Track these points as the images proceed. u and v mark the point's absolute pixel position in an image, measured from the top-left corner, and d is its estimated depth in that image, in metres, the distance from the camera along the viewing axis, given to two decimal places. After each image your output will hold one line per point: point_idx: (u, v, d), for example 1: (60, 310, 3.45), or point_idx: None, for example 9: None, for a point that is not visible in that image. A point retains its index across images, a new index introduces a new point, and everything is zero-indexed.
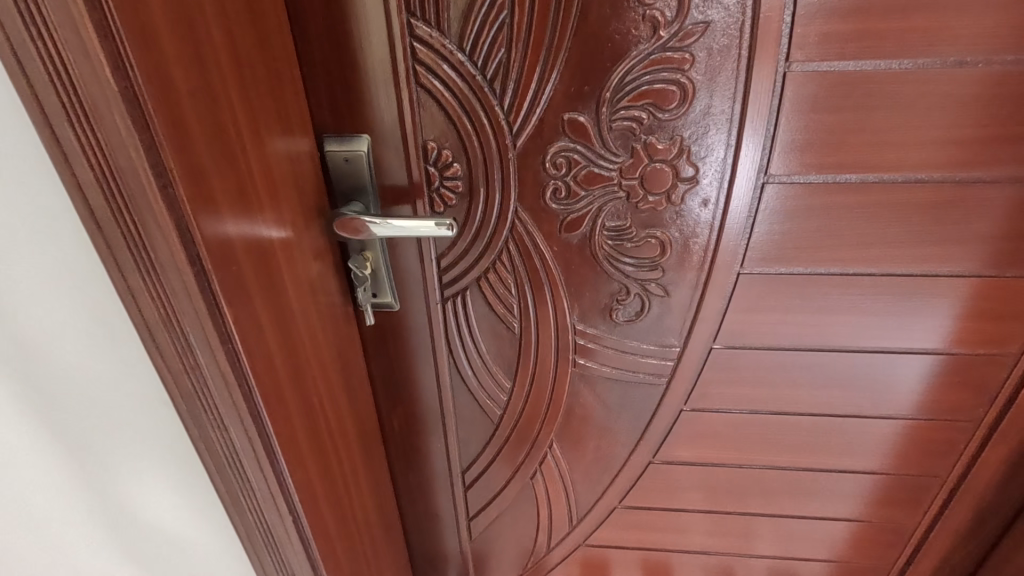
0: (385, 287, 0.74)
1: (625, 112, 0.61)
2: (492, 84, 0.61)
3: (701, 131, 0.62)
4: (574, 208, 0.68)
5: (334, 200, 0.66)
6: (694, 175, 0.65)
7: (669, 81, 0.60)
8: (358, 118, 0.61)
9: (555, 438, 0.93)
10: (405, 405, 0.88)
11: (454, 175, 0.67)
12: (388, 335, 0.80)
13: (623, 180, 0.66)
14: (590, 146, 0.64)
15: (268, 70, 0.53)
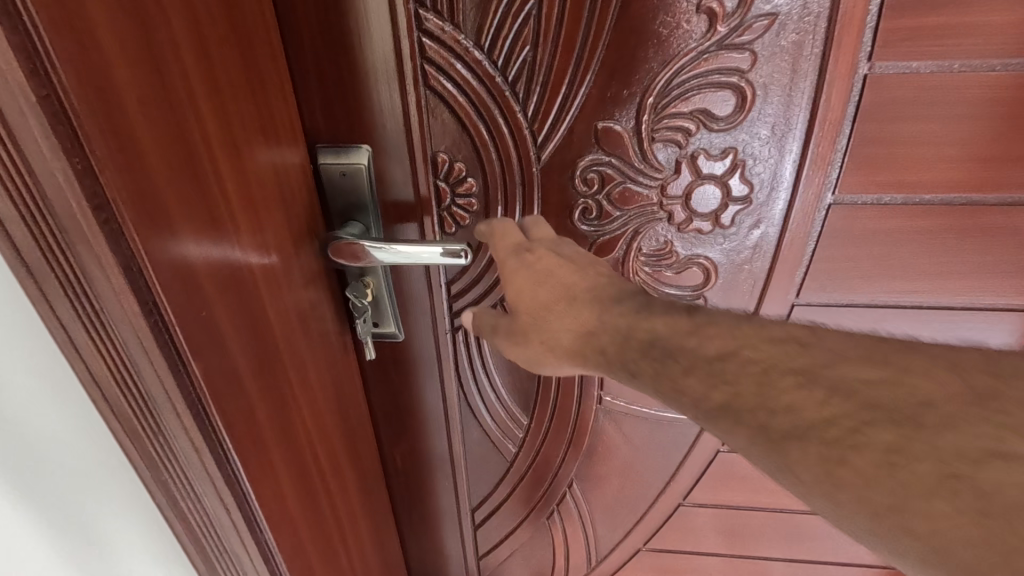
0: (387, 316, 0.65)
1: (670, 121, 0.52)
2: (513, 87, 0.52)
3: (758, 145, 0.53)
4: (606, 229, 0.59)
5: (330, 220, 0.57)
6: (749, 193, 0.56)
7: (725, 84, 0.50)
8: (356, 126, 0.52)
9: (575, 476, 0.84)
10: (410, 442, 0.79)
11: (467, 192, 0.58)
12: (391, 368, 0.71)
13: (663, 199, 0.57)
14: (627, 159, 0.55)
15: (249, 70, 0.44)
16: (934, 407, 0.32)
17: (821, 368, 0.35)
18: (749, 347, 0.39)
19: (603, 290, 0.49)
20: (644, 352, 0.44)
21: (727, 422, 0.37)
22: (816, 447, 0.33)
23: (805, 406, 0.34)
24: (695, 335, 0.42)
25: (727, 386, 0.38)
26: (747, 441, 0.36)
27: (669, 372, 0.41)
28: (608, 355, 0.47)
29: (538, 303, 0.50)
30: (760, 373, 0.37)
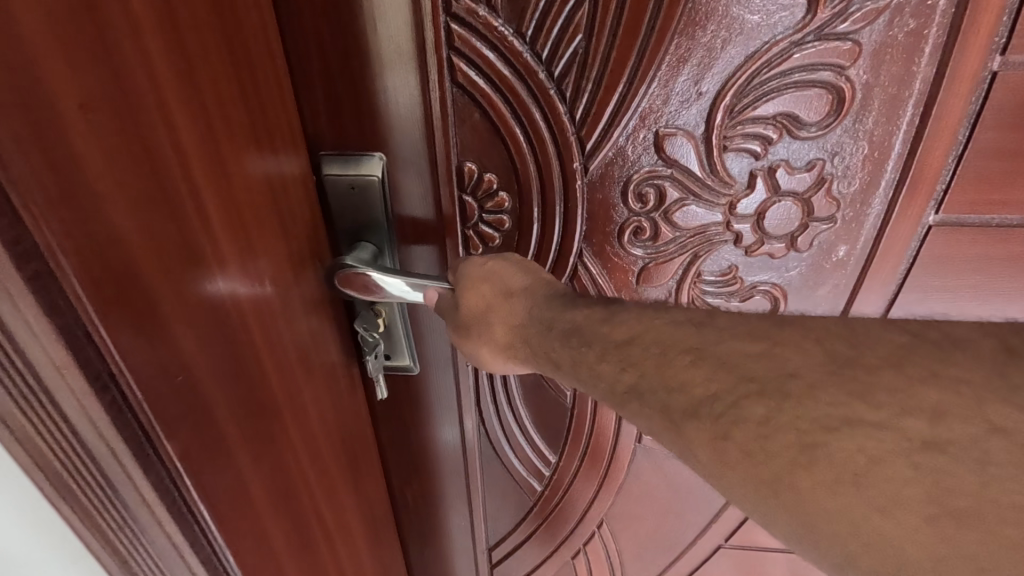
0: (401, 348, 0.57)
1: (747, 127, 0.43)
2: (559, 85, 0.43)
3: (852, 154, 0.44)
4: (659, 252, 0.50)
5: (336, 241, 0.48)
6: (834, 211, 0.47)
7: (818, 83, 0.41)
8: (369, 130, 0.43)
9: (605, 517, 0.76)
10: (423, 481, 0.71)
11: (498, 208, 0.49)
12: (403, 403, 0.62)
13: (731, 218, 0.48)
14: (690, 171, 0.46)
15: (241, 65, 0.34)
16: (804, 376, 0.26)
17: (712, 345, 0.29)
18: (653, 329, 0.32)
19: (552, 292, 0.40)
20: (562, 340, 0.36)
21: (631, 404, 0.30)
22: (707, 425, 0.27)
23: (694, 383, 0.28)
24: (606, 320, 0.34)
25: (624, 366, 0.31)
26: (641, 418, 0.30)
27: (578, 357, 0.34)
28: (531, 348, 0.39)
29: (482, 306, 0.41)
30: (655, 353, 0.30)
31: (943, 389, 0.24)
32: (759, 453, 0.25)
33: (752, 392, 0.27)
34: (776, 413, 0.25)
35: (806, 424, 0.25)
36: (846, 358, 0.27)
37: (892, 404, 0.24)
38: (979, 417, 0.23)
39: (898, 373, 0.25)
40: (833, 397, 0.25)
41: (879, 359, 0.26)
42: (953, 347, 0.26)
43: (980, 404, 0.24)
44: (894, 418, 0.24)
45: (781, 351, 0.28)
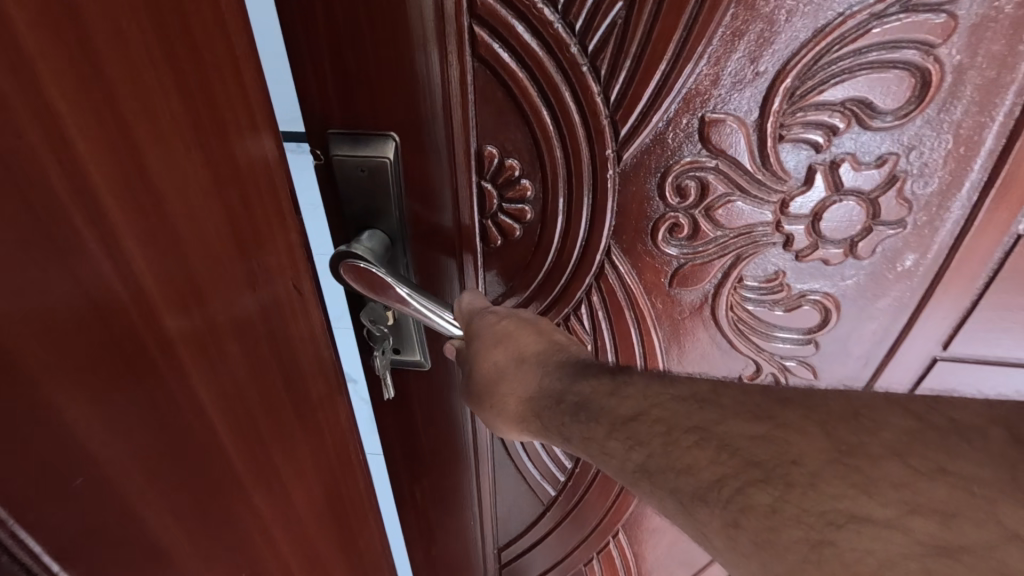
0: (412, 343, 0.53)
1: (811, 113, 0.38)
2: (593, 62, 0.38)
3: (929, 147, 0.38)
4: (697, 252, 0.45)
5: (346, 225, 0.45)
6: (903, 212, 0.41)
7: (901, 64, 0.35)
8: (379, 108, 0.39)
9: (621, 526, 0.72)
10: (432, 481, 0.67)
11: (520, 198, 0.45)
12: (411, 401, 0.59)
13: (783, 219, 0.42)
14: (738, 162, 0.40)
15: (176, 45, 0.25)
16: (806, 463, 0.25)
17: (715, 424, 0.29)
18: (657, 405, 0.32)
19: (563, 359, 0.39)
20: (572, 416, 0.36)
21: (642, 483, 0.30)
22: (716, 511, 0.27)
23: (699, 466, 0.28)
24: (613, 393, 0.34)
25: (632, 444, 0.31)
26: (657, 499, 0.30)
27: (591, 435, 0.34)
28: (544, 424, 0.38)
29: (491, 371, 0.41)
30: (661, 433, 0.30)
31: (949, 485, 0.23)
32: (769, 546, 0.24)
33: (755, 479, 0.26)
34: (782, 502, 0.25)
35: (811, 516, 0.24)
36: (848, 444, 0.25)
37: (893, 496, 0.23)
38: (991, 521, 0.22)
39: (900, 463, 0.24)
40: (837, 487, 0.24)
41: (884, 448, 0.25)
42: (959, 437, 0.24)
43: (988, 506, 0.22)
44: (899, 515, 0.23)
45: (783, 434, 0.27)
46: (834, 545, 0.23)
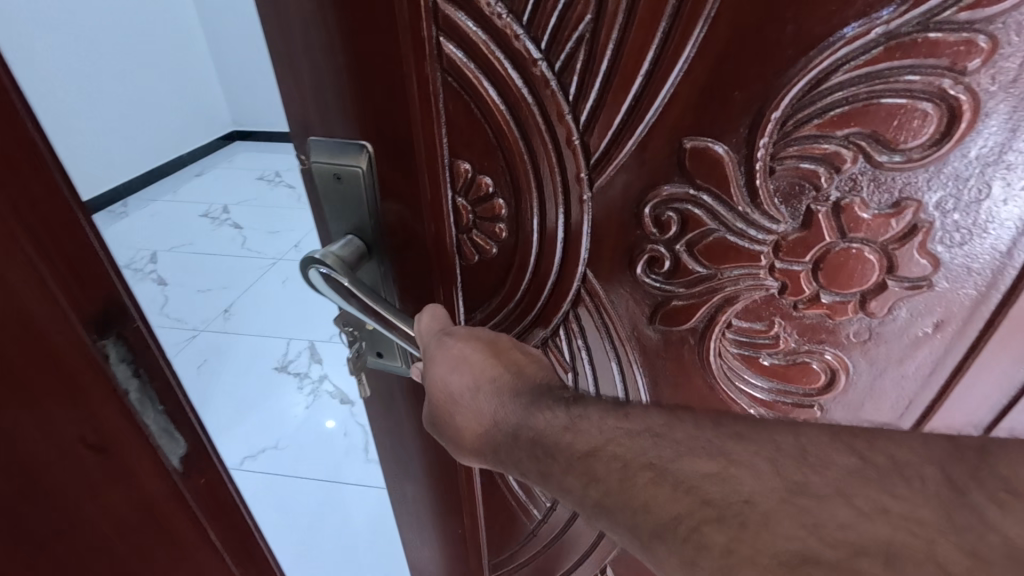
0: (393, 348, 0.52)
1: (807, 148, 0.34)
2: (560, 77, 0.36)
3: (950, 191, 0.34)
4: (680, 291, 0.41)
5: (326, 230, 0.45)
6: (922, 268, 0.37)
7: (914, 94, 0.31)
8: (353, 115, 0.39)
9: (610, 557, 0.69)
10: (420, 487, 0.66)
11: (494, 215, 0.43)
12: (399, 405, 0.58)
13: (775, 263, 0.38)
14: (724, 196, 0.37)
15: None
16: (759, 503, 0.22)
17: (669, 460, 0.25)
18: (612, 440, 0.27)
19: (523, 389, 0.33)
20: (529, 454, 0.30)
21: (601, 520, 0.26)
22: (673, 550, 0.23)
23: (655, 504, 0.24)
24: (568, 427, 0.29)
25: (588, 481, 0.27)
26: (617, 535, 0.26)
27: (547, 472, 0.29)
28: (503, 460, 0.33)
29: (445, 395, 0.36)
30: (618, 469, 0.26)
31: (894, 528, 0.20)
32: None
33: (704, 517, 0.23)
34: (737, 542, 0.21)
35: (764, 557, 0.20)
36: (797, 487, 0.22)
37: (845, 541, 0.20)
38: (929, 559, 0.19)
39: (845, 504, 0.21)
40: (791, 529, 0.21)
41: (829, 486, 0.22)
42: (899, 479, 0.22)
43: (926, 545, 0.19)
44: (851, 556, 0.19)
45: (737, 472, 0.24)
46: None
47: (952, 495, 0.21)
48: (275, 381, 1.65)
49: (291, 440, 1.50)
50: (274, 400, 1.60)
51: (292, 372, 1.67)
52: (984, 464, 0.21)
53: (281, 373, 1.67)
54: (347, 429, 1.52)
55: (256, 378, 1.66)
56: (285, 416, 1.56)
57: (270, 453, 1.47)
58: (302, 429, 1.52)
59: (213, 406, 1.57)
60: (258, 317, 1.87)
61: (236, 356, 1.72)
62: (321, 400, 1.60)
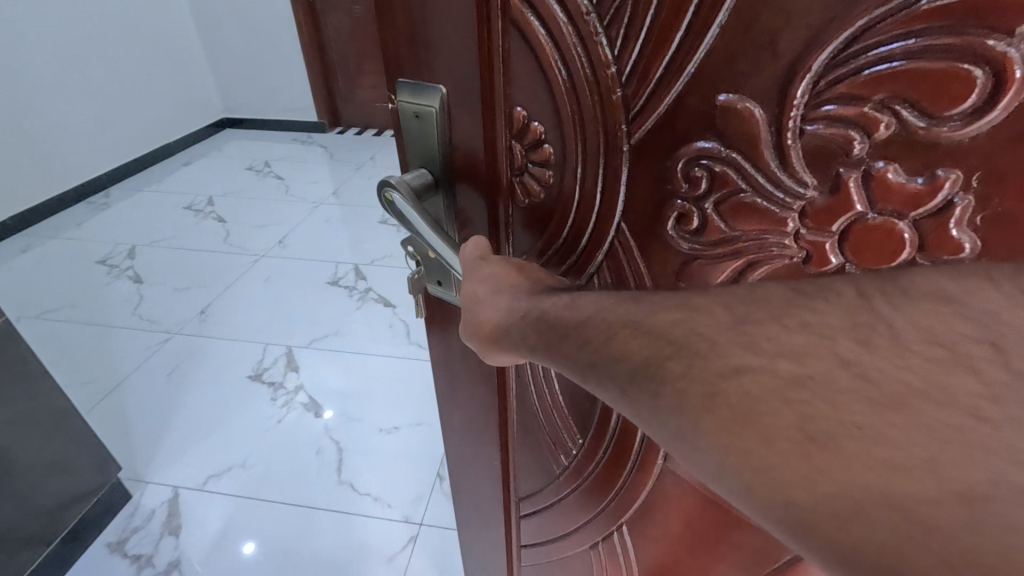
0: (450, 279, 0.60)
1: (833, 112, 0.32)
2: (608, 31, 0.39)
3: (1004, 169, 0.29)
4: (705, 251, 0.42)
5: (409, 162, 0.54)
6: (966, 251, 0.32)
7: (959, 59, 0.28)
8: (433, 61, 0.46)
9: (618, 529, 0.68)
10: (462, 408, 0.74)
11: (543, 160, 0.48)
12: (450, 325, 0.66)
13: (801, 230, 0.37)
14: (753, 156, 0.36)
15: None
16: (709, 335, 0.26)
17: (644, 316, 0.29)
18: (601, 310, 0.31)
19: (537, 289, 0.38)
20: (536, 335, 0.34)
21: (591, 379, 0.30)
22: (647, 386, 0.27)
23: (631, 351, 0.28)
24: (569, 306, 0.33)
25: (583, 345, 0.31)
26: (603, 392, 0.30)
27: (549, 343, 0.33)
28: (515, 346, 0.37)
29: (472, 298, 0.41)
30: (605, 329, 0.30)
31: (808, 334, 0.24)
32: (678, 404, 0.26)
33: (667, 353, 0.27)
34: (692, 367, 0.26)
35: (711, 372, 0.26)
36: (742, 318, 0.26)
37: (771, 349, 0.25)
38: (829, 351, 0.24)
39: (776, 323, 0.25)
40: (730, 348, 0.26)
41: (767, 314, 0.26)
42: (819, 294, 0.26)
43: (827, 341, 0.24)
44: (771, 359, 0.25)
45: (697, 317, 0.27)
46: (720, 395, 0.25)
47: (860, 303, 0.24)
48: (248, 390, 1.73)
49: (263, 452, 1.55)
50: (247, 410, 1.67)
51: (266, 382, 1.75)
52: (889, 277, 0.25)
53: (254, 382, 1.75)
54: (321, 447, 1.56)
55: (231, 386, 1.74)
56: (261, 420, 1.64)
57: (235, 472, 1.50)
58: (267, 453, 1.55)
59: (178, 424, 1.63)
60: (234, 321, 1.99)
61: (211, 364, 1.82)
62: (293, 413, 1.65)
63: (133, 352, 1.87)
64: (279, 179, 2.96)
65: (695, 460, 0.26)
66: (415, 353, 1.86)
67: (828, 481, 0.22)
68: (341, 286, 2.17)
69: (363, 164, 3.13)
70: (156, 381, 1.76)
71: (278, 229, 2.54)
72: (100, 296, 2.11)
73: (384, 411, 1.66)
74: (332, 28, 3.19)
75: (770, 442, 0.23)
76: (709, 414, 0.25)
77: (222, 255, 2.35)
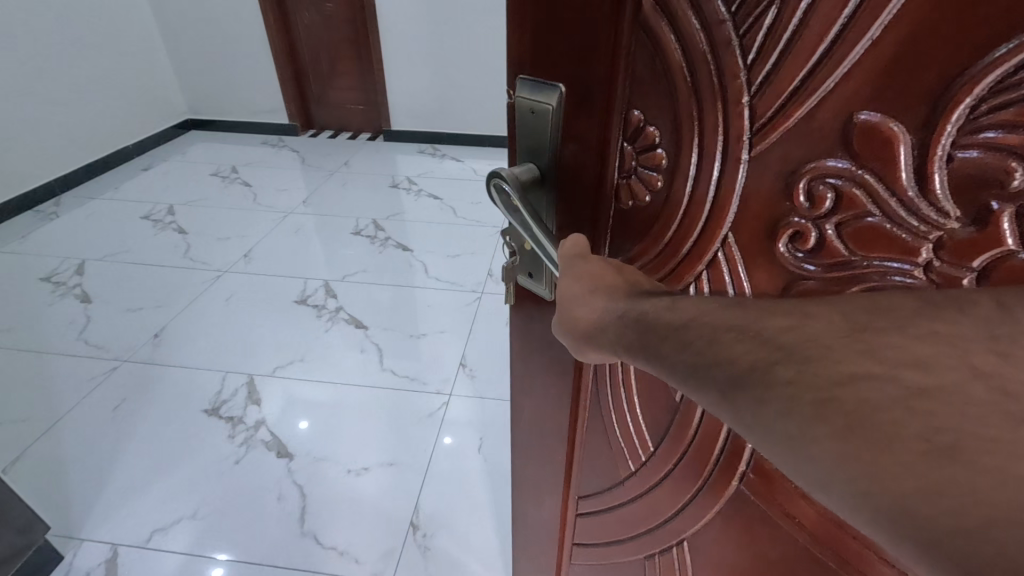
0: (542, 273, 0.62)
1: (990, 141, 0.29)
2: (743, 39, 0.38)
3: None
4: (818, 272, 0.40)
5: (518, 155, 0.57)
6: None
7: None
8: (556, 61, 0.48)
9: (676, 545, 0.67)
10: (535, 400, 0.76)
11: (654, 165, 0.48)
12: (537, 315, 0.68)
13: (934, 260, 0.33)
14: (888, 178, 0.34)
15: None
16: (823, 342, 0.25)
17: (752, 320, 0.28)
18: (703, 312, 0.30)
19: (639, 290, 0.38)
20: (633, 334, 0.34)
21: (688, 383, 0.29)
22: (751, 397, 0.25)
23: (735, 354, 0.27)
24: (669, 308, 0.33)
25: (682, 347, 0.29)
26: (699, 398, 0.28)
27: (646, 343, 0.32)
28: (610, 341, 0.37)
29: (570, 296, 0.42)
30: (707, 334, 0.29)
31: (934, 342, 0.23)
32: (786, 409, 0.24)
33: (775, 359, 0.25)
34: (804, 375, 0.24)
35: (824, 380, 0.24)
36: (858, 326, 0.25)
37: (894, 357, 0.23)
38: (963, 362, 0.22)
39: (899, 332, 0.24)
40: (850, 356, 0.24)
41: (890, 323, 0.24)
42: (952, 305, 0.25)
43: (959, 351, 0.23)
44: (894, 368, 0.23)
45: (809, 322, 0.26)
46: (836, 401, 0.23)
47: (1001, 315, 0.24)
48: (203, 424, 1.73)
49: (210, 509, 1.51)
50: (198, 449, 1.66)
51: (222, 418, 1.75)
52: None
53: (212, 418, 1.75)
54: (281, 493, 1.55)
55: (183, 420, 1.74)
56: (208, 458, 1.63)
57: (184, 525, 1.47)
58: (218, 498, 1.53)
59: (121, 468, 1.60)
60: (189, 348, 2.01)
61: (161, 398, 1.82)
62: (252, 452, 1.65)
63: (74, 386, 1.85)
64: (245, 187, 3.12)
65: (800, 467, 0.24)
66: (375, 380, 1.89)
67: (955, 491, 0.20)
68: (309, 305, 2.22)
69: (335, 170, 3.35)
70: (100, 420, 1.74)
71: (245, 241, 2.64)
72: (47, 317, 2.15)
73: (353, 450, 1.66)
74: (303, 27, 3.45)
75: (890, 449, 0.21)
76: (821, 421, 0.23)
77: (186, 272, 2.43)
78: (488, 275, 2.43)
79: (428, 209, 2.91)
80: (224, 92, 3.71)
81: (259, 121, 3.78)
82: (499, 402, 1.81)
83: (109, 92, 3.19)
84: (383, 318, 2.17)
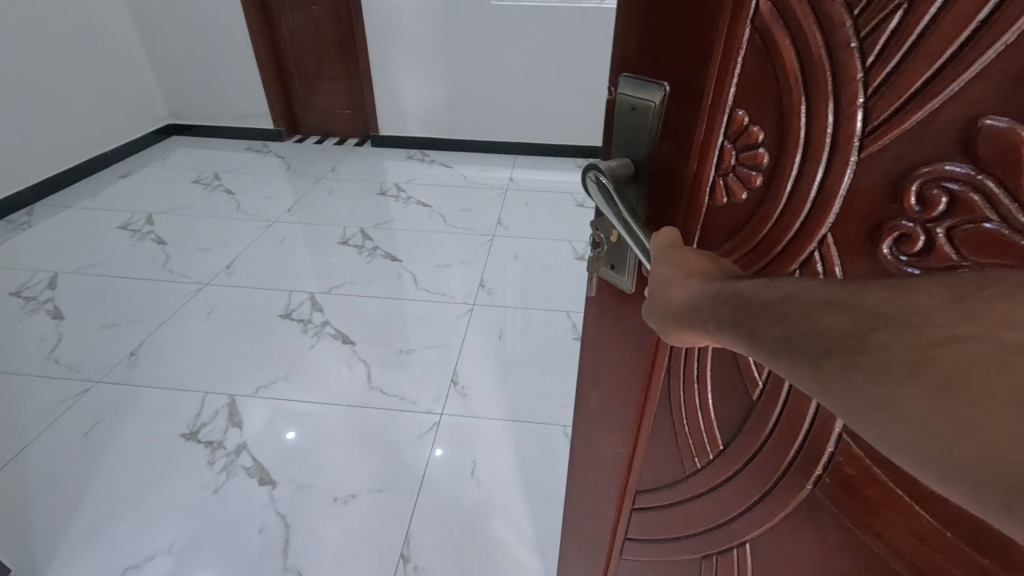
0: (625, 265, 0.64)
1: None
2: (864, 41, 0.38)
3: None
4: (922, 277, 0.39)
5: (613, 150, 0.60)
6: None
7: None
8: (666, 60, 0.51)
9: (739, 546, 0.67)
10: (604, 391, 0.79)
11: (753, 163, 0.49)
12: (615, 304, 0.70)
13: None
14: (1011, 184, 0.34)
15: None
16: (922, 304, 0.25)
17: (851, 291, 0.28)
18: (799, 290, 0.31)
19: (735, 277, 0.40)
20: (727, 312, 0.36)
21: (780, 357, 0.30)
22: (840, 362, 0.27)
23: (832, 321, 0.28)
24: (768, 286, 0.34)
25: (776, 320, 0.31)
26: (791, 372, 0.30)
27: (740, 315, 0.34)
28: (703, 320, 0.38)
29: (663, 282, 0.45)
30: (805, 305, 0.30)
31: None
32: (876, 371, 0.25)
33: (872, 326, 0.26)
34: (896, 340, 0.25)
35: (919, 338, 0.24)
36: (965, 292, 0.24)
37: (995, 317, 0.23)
38: None
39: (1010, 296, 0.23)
40: (950, 317, 0.24)
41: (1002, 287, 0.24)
42: None
43: None
44: (993, 328, 0.23)
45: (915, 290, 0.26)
46: (931, 361, 0.23)
47: None
48: (180, 449, 1.81)
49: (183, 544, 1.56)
50: (177, 473, 1.74)
51: (200, 442, 1.83)
52: None
53: (189, 441, 1.83)
54: (262, 525, 1.61)
55: (160, 447, 1.82)
56: (181, 485, 1.71)
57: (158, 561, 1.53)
58: (190, 531, 1.59)
59: (98, 490, 1.69)
60: (167, 369, 2.11)
61: (135, 421, 1.90)
62: (231, 480, 1.72)
63: (49, 406, 1.95)
64: (228, 196, 3.34)
65: (890, 425, 0.25)
66: (362, 400, 1.97)
67: None
68: (294, 319, 2.36)
69: (320, 178, 3.56)
70: (72, 446, 1.82)
71: (223, 254, 2.81)
72: (22, 338, 2.26)
73: (338, 479, 1.72)
74: (287, 30, 3.69)
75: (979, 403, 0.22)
76: (913, 380, 0.24)
77: (166, 285, 2.57)
78: (475, 287, 2.55)
79: (415, 216, 3.12)
80: (226, 98, 3.95)
81: (257, 125, 4.02)
82: (494, 421, 1.91)
83: (103, 92, 3.51)
84: (368, 334, 2.28)
